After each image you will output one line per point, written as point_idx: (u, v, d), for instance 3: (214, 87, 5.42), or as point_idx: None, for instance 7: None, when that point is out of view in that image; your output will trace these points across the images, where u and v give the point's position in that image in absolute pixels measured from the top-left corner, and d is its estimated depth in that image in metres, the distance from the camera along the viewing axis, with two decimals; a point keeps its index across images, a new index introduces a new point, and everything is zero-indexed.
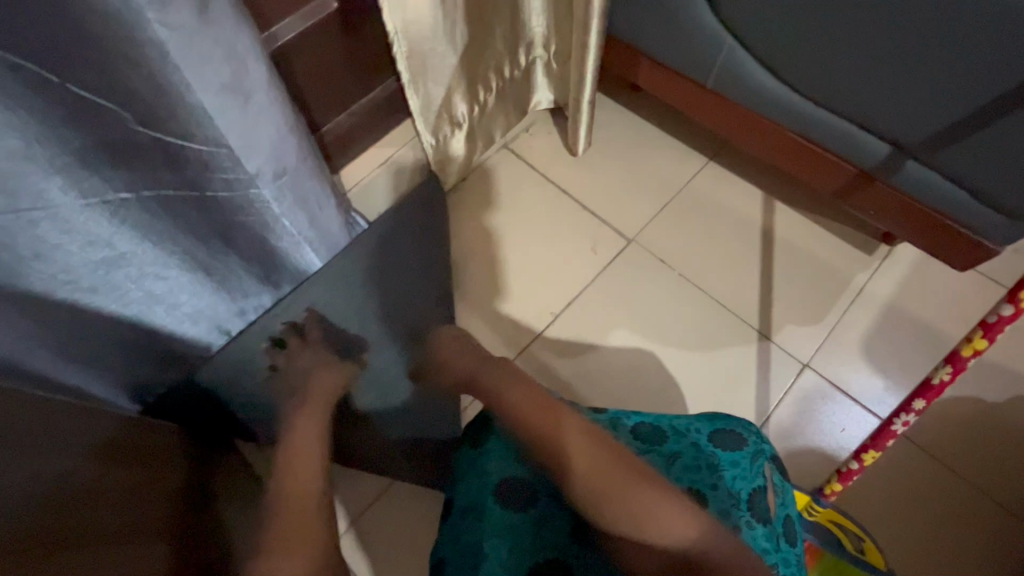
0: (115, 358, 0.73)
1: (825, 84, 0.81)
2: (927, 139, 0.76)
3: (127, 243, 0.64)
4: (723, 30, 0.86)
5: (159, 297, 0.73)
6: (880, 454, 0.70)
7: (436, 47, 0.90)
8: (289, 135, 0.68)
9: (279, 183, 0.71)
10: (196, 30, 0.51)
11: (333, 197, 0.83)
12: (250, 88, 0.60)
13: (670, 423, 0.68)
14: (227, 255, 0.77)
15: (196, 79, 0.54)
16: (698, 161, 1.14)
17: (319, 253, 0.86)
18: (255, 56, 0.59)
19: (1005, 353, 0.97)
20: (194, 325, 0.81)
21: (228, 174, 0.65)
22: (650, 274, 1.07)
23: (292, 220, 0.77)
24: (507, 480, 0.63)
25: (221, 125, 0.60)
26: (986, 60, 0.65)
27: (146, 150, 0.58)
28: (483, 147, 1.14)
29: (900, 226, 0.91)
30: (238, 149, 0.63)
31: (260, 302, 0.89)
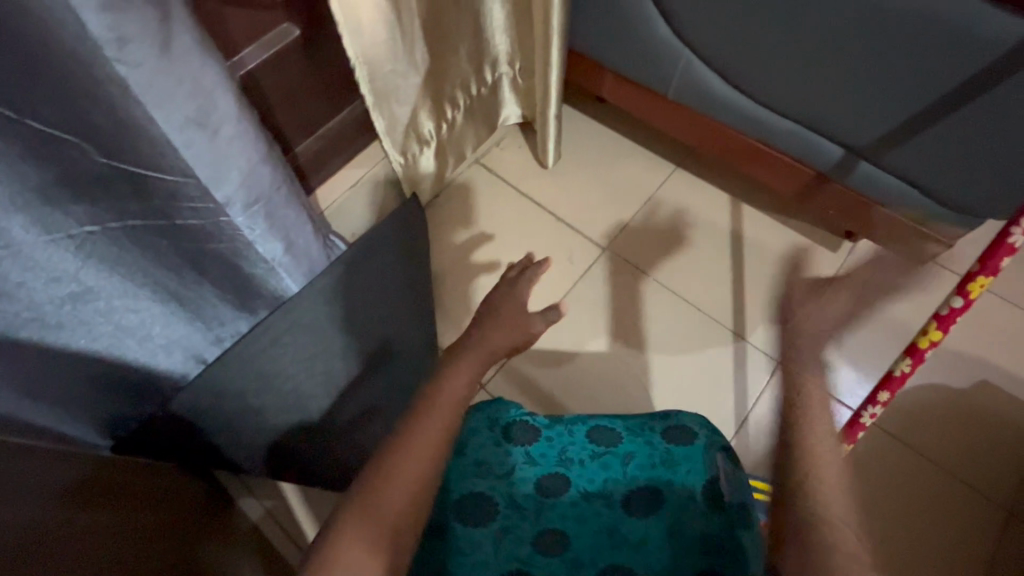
0: (83, 396, 0.71)
1: (781, 95, 0.85)
2: (877, 142, 0.81)
3: (94, 276, 0.63)
4: (682, 46, 0.90)
5: (130, 330, 0.72)
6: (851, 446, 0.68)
7: (398, 68, 0.88)
8: (262, 165, 0.68)
9: (250, 213, 0.70)
10: (157, 66, 0.52)
11: (310, 222, 0.83)
12: (219, 121, 0.59)
13: (624, 423, 0.66)
14: (199, 285, 0.76)
15: (161, 114, 0.55)
16: (667, 168, 1.18)
17: (296, 280, 0.85)
18: (224, 89, 0.58)
19: (961, 339, 1.03)
20: (168, 356, 0.80)
21: (195, 203, 0.64)
22: (627, 282, 1.08)
23: (265, 248, 0.76)
24: (466, 495, 0.61)
25: (187, 156, 0.59)
26: (922, 70, 0.70)
27: (111, 182, 0.57)
28: (453, 163, 1.14)
29: (859, 226, 0.96)
30: (206, 180, 0.63)
31: (237, 329, 0.87)
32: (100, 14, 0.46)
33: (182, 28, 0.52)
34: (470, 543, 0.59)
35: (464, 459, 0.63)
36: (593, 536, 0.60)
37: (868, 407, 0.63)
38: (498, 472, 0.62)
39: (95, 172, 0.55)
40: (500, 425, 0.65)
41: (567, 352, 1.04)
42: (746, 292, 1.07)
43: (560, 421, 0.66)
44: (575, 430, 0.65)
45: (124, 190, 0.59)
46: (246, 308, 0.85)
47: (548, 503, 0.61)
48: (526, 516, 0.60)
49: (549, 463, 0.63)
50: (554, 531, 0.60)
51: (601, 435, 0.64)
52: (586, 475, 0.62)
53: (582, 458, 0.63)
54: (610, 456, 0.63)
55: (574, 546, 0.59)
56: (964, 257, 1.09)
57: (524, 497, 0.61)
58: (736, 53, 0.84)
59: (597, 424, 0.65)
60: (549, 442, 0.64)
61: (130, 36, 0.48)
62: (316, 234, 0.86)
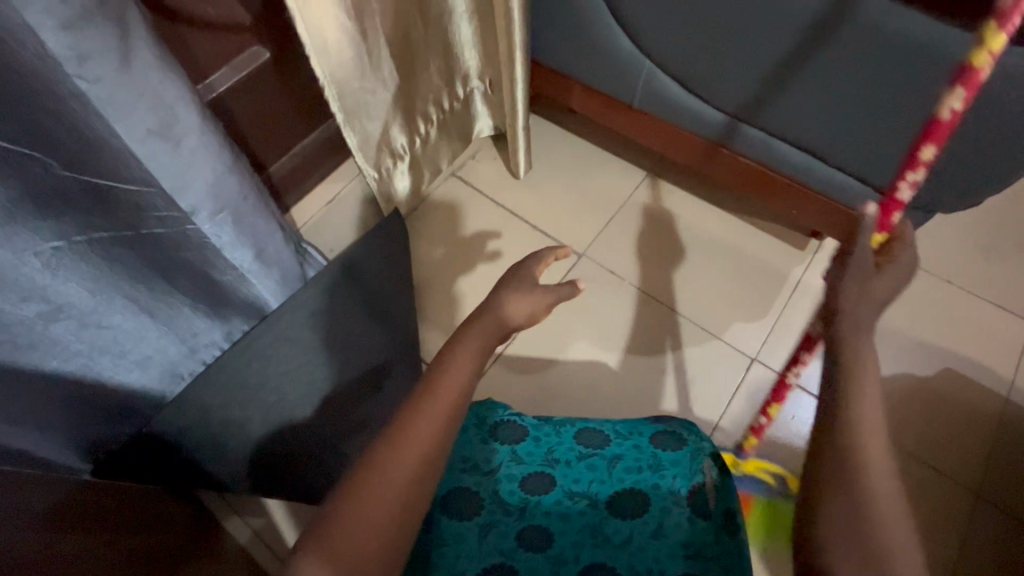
0: (65, 417, 0.73)
1: (737, 100, 0.88)
2: (829, 142, 0.85)
3: (67, 291, 0.64)
4: (643, 56, 0.93)
5: (103, 347, 0.74)
6: (781, 406, 0.77)
7: (366, 85, 0.90)
8: (227, 175, 0.70)
9: (218, 221, 0.73)
10: (117, 82, 0.54)
11: (279, 230, 0.85)
12: (181, 133, 0.62)
13: (614, 427, 0.68)
14: (173, 298, 0.79)
15: (122, 126, 0.57)
16: (638, 175, 1.21)
17: (266, 285, 0.89)
18: (186, 103, 0.61)
19: (927, 329, 1.07)
20: (143, 372, 0.83)
21: (161, 213, 0.67)
22: (603, 286, 1.11)
23: (235, 255, 0.79)
24: (454, 489, 0.62)
25: (150, 166, 0.62)
26: (869, 74, 0.73)
27: (77, 196, 0.58)
28: (429, 176, 1.16)
29: (821, 224, 0.99)
30: (170, 190, 0.66)
31: (211, 339, 0.90)
32: (59, 33, 0.48)
33: (140, 43, 0.54)
34: (454, 534, 0.60)
35: (452, 456, 0.65)
36: (576, 532, 0.61)
37: (794, 367, 0.69)
38: (485, 470, 0.64)
39: (60, 187, 0.56)
40: (488, 426, 0.68)
41: (546, 358, 1.06)
42: (720, 292, 1.10)
43: (549, 421, 0.69)
44: (567, 432, 0.68)
45: (88, 203, 0.60)
46: (217, 315, 0.88)
47: (533, 500, 0.62)
48: (510, 513, 0.61)
49: (535, 462, 0.65)
50: (539, 527, 0.61)
51: (591, 437, 0.67)
52: (571, 474, 0.64)
53: (569, 458, 0.65)
54: (596, 458, 0.65)
55: (556, 541, 0.60)
56: (924, 249, 1.13)
57: (509, 494, 0.62)
58: (693, 62, 0.87)
59: (588, 427, 0.68)
60: (536, 442, 0.67)
61: (88, 53, 0.50)
62: (286, 242, 0.89)
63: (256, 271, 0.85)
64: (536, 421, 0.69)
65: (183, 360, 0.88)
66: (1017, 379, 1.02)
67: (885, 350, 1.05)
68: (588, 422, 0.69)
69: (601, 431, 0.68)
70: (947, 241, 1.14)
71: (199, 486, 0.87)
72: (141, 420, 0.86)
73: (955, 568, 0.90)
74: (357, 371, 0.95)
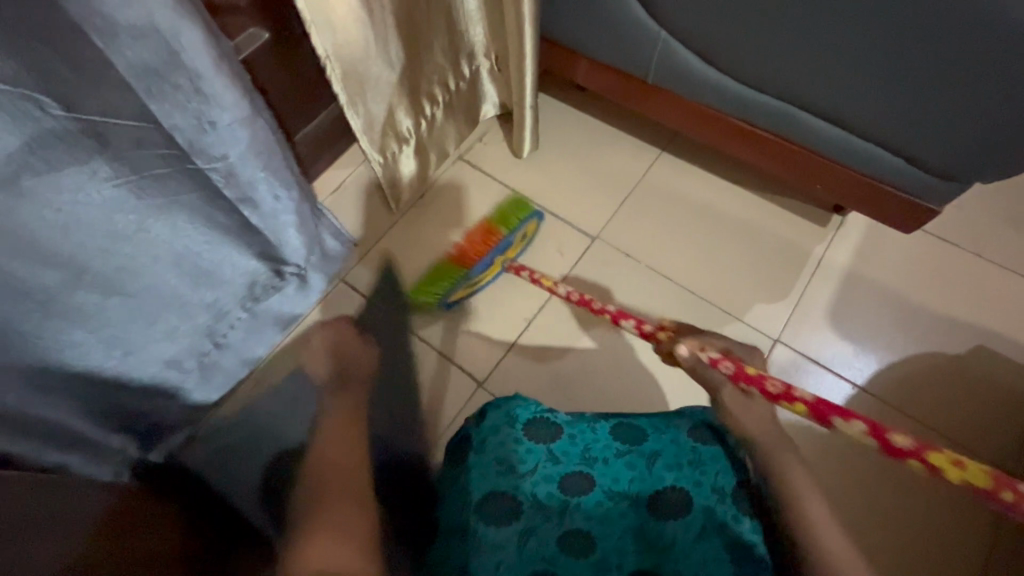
0: (82, 383, 0.73)
1: (752, 66, 0.84)
2: (855, 109, 0.80)
3: (85, 252, 0.63)
4: (655, 26, 0.88)
5: (116, 322, 0.72)
6: (550, 281, 0.91)
7: (372, 66, 0.86)
8: (236, 126, 0.65)
9: (225, 163, 0.68)
10: (116, 15, 0.50)
11: (293, 189, 0.80)
12: (185, 75, 0.58)
13: (648, 422, 0.72)
14: (200, 251, 0.77)
15: (117, 55, 0.53)
16: (651, 152, 1.17)
17: (278, 240, 0.85)
18: (196, 48, 0.57)
19: (958, 306, 1.03)
20: (172, 342, 0.82)
21: (161, 150, 0.63)
22: (616, 272, 1.08)
23: (241, 203, 0.75)
24: (498, 493, 0.66)
25: (149, 101, 0.58)
26: (897, 36, 0.69)
27: (77, 139, 0.56)
28: (435, 160, 1.12)
29: (843, 197, 0.96)
30: (168, 126, 0.61)
31: (230, 307, 0.88)
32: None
33: None
34: (496, 544, 0.63)
35: (490, 457, 0.69)
36: (617, 533, 0.65)
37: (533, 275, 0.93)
38: (524, 472, 0.68)
39: (62, 131, 0.54)
40: (520, 424, 0.71)
41: (562, 344, 1.03)
42: (736, 270, 1.07)
43: (582, 419, 0.73)
44: (601, 428, 0.72)
45: (91, 148, 0.57)
46: (240, 266, 0.85)
47: (573, 502, 0.67)
48: (550, 516, 0.65)
49: (573, 462, 0.69)
50: (578, 531, 0.65)
51: (627, 433, 0.71)
52: (610, 473, 0.68)
53: (605, 456, 0.69)
54: (634, 454, 0.69)
55: (599, 546, 0.64)
56: (953, 222, 1.09)
57: (548, 496, 0.66)
58: (713, 31, 0.83)
59: (622, 424, 0.72)
60: (572, 440, 0.71)
61: None
62: (301, 202, 0.84)
63: (277, 229, 0.83)
64: (569, 416, 0.73)
65: (207, 335, 0.87)
66: None
67: (913, 329, 1.02)
68: (623, 418, 0.73)
69: (637, 427, 0.72)
70: (979, 213, 1.10)
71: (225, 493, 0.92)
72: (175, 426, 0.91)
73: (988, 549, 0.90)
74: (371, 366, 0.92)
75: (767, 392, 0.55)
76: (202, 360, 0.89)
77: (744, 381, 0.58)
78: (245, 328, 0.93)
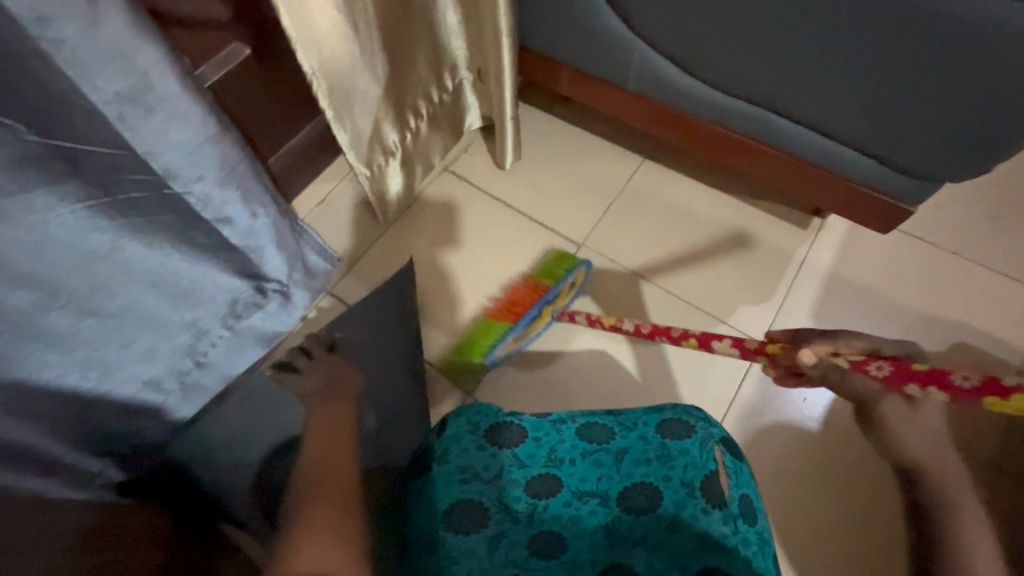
0: (59, 408, 0.71)
1: (728, 73, 0.86)
2: (828, 113, 0.82)
3: (58, 270, 0.63)
4: (634, 36, 0.90)
5: (90, 342, 0.71)
6: (614, 322, 0.87)
7: (357, 80, 0.88)
8: (208, 145, 0.66)
9: (199, 185, 0.69)
10: (84, 42, 0.50)
11: (272, 204, 0.80)
12: (155, 99, 0.58)
13: (615, 418, 0.73)
14: (179, 266, 0.77)
15: (88, 83, 0.53)
16: (635, 160, 1.19)
17: (258, 255, 0.85)
18: (163, 70, 0.57)
19: (939, 304, 1.05)
20: (150, 363, 0.82)
21: (138, 176, 0.64)
22: (602, 277, 1.09)
23: (220, 222, 0.75)
24: (460, 500, 0.67)
25: (122, 131, 0.59)
26: (867, 42, 0.71)
27: (50, 163, 0.56)
28: (422, 172, 1.13)
29: (822, 200, 0.98)
30: (142, 152, 0.62)
31: (210, 325, 0.88)
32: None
33: (112, 10, 0.51)
34: (463, 553, 0.64)
35: (452, 468, 0.70)
36: (585, 534, 0.66)
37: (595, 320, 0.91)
38: (489, 478, 0.70)
39: (34, 154, 0.54)
40: (484, 430, 0.73)
41: (548, 352, 1.03)
42: (721, 273, 1.08)
43: (547, 419, 0.74)
44: (568, 427, 0.73)
45: (63, 170, 0.58)
46: (219, 284, 0.85)
47: (540, 505, 0.68)
48: (518, 520, 0.66)
49: (537, 465, 0.70)
50: (548, 533, 0.66)
51: (591, 431, 0.72)
52: (576, 473, 0.69)
53: (571, 456, 0.71)
54: (600, 454, 0.70)
55: (569, 546, 0.65)
56: (929, 222, 1.12)
57: (515, 500, 0.68)
58: (690, 37, 0.84)
59: (589, 421, 0.73)
60: (536, 443, 0.72)
61: (52, 14, 0.47)
62: (280, 217, 0.84)
63: (256, 246, 0.83)
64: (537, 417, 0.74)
65: (188, 354, 0.87)
66: None
67: (896, 327, 1.04)
68: (590, 416, 0.74)
69: (605, 425, 0.73)
70: (953, 212, 1.12)
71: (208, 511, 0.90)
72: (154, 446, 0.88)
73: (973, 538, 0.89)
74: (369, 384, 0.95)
75: (951, 387, 0.39)
76: (182, 379, 0.89)
77: (911, 380, 0.42)
78: (227, 346, 0.92)
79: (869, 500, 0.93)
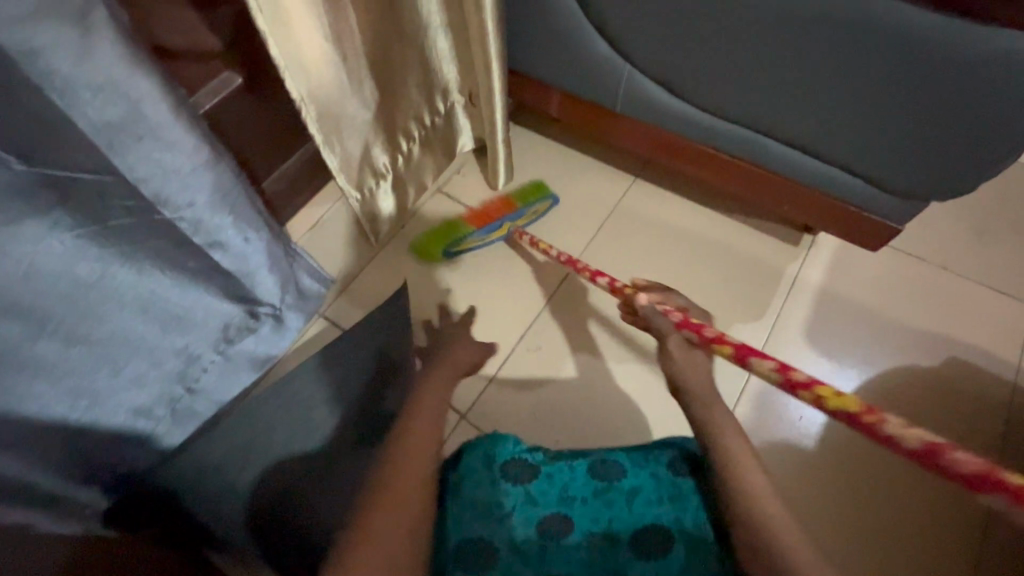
0: (42, 438, 0.70)
1: (714, 94, 0.87)
2: (814, 134, 0.84)
3: (46, 299, 0.63)
4: (621, 60, 0.92)
5: (79, 371, 0.70)
6: (547, 244, 1.03)
7: (347, 104, 0.89)
8: (200, 173, 0.66)
9: (190, 211, 0.69)
10: (75, 73, 0.51)
11: (264, 228, 0.81)
12: (146, 127, 0.59)
13: (630, 457, 0.74)
14: (172, 292, 0.77)
15: (79, 111, 0.54)
16: (626, 179, 1.20)
17: (252, 279, 0.85)
18: (156, 100, 0.58)
19: (930, 320, 1.05)
20: (139, 389, 0.81)
21: (127, 202, 0.64)
22: (596, 298, 1.08)
23: (213, 247, 0.75)
24: (470, 541, 0.66)
25: (110, 156, 0.59)
26: (848, 65, 0.72)
27: (39, 193, 0.56)
28: (414, 194, 1.14)
29: (812, 218, 0.98)
30: (133, 178, 0.62)
31: (201, 350, 0.87)
32: (11, 32, 0.46)
33: (105, 43, 0.51)
34: None
35: (466, 502, 0.70)
36: None
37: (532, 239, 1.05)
38: (500, 517, 0.69)
39: (23, 184, 0.54)
40: (498, 465, 0.73)
41: (542, 373, 1.03)
42: (713, 291, 1.08)
43: (558, 458, 0.75)
44: (581, 465, 0.74)
45: (52, 201, 0.57)
46: (212, 308, 0.85)
47: (550, 546, 0.67)
48: (526, 562, 0.66)
49: (549, 504, 0.70)
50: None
51: (606, 469, 0.73)
52: (588, 512, 0.69)
53: (583, 495, 0.71)
54: (612, 492, 0.71)
55: None
56: (918, 238, 1.12)
57: (524, 540, 0.67)
58: (676, 60, 0.86)
59: (602, 458, 0.74)
60: (549, 480, 0.72)
61: (43, 47, 0.48)
62: (273, 240, 0.84)
63: (249, 271, 0.83)
64: (553, 456, 0.75)
65: (179, 380, 0.87)
66: None
67: (889, 343, 1.04)
68: (602, 453, 0.75)
69: (618, 463, 0.73)
70: (942, 228, 1.13)
71: (203, 546, 0.86)
72: (140, 469, 0.87)
73: (978, 553, 0.90)
74: (366, 413, 0.94)
75: (703, 336, 0.57)
76: (172, 406, 0.88)
77: (687, 328, 0.60)
78: (218, 371, 0.92)
79: (874, 517, 0.92)
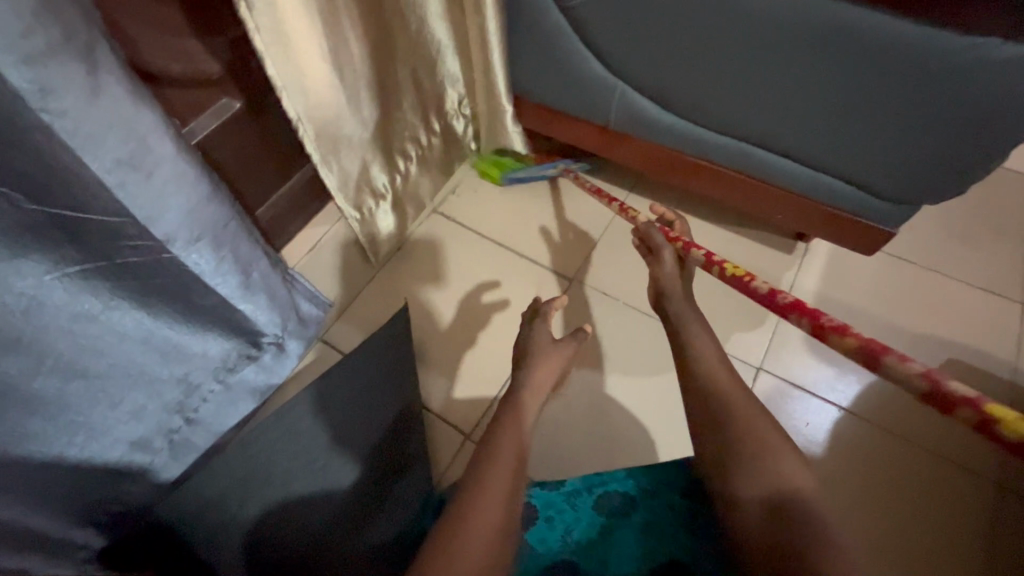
0: (41, 480, 0.68)
1: (706, 109, 0.89)
2: (805, 143, 0.86)
3: (48, 337, 0.62)
4: (614, 77, 0.94)
5: (80, 408, 0.69)
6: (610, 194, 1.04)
7: (343, 127, 0.89)
8: (206, 205, 0.66)
9: (196, 249, 0.68)
10: (85, 110, 0.51)
11: (264, 255, 0.80)
12: (154, 162, 0.58)
13: (635, 485, 0.76)
14: (173, 326, 0.76)
15: (92, 150, 0.53)
16: (620, 194, 1.21)
17: (256, 309, 0.84)
18: (161, 133, 0.57)
19: (925, 322, 1.07)
20: (138, 422, 0.79)
21: (136, 242, 0.63)
22: (596, 313, 1.09)
23: (219, 281, 0.74)
24: None
25: (122, 198, 0.58)
26: (834, 77, 0.75)
27: (47, 230, 0.56)
28: (413, 214, 1.14)
29: (806, 225, 1.00)
30: (144, 218, 0.61)
31: (201, 380, 0.86)
32: (22, 68, 0.46)
33: (111, 77, 0.52)
34: None
35: None
36: None
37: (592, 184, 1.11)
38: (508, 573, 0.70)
39: (30, 222, 0.54)
40: None
41: None
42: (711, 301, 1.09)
43: (558, 495, 0.77)
44: (584, 500, 0.76)
45: (59, 237, 0.57)
46: (212, 339, 0.83)
47: None
48: None
49: (557, 549, 0.72)
50: None
51: (611, 505, 0.75)
52: (597, 555, 0.71)
53: (591, 535, 0.73)
54: (621, 528, 0.73)
55: None
56: (907, 243, 1.15)
57: None
58: (668, 76, 0.88)
59: (605, 494, 0.76)
60: (549, 525, 0.74)
61: (54, 86, 0.48)
62: (272, 266, 0.84)
63: (251, 301, 0.82)
64: (550, 490, 0.78)
65: (178, 410, 0.85)
66: (1020, 362, 1.02)
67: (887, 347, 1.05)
68: (604, 487, 0.77)
69: (624, 496, 0.75)
70: (930, 233, 1.16)
71: None
72: (141, 506, 0.84)
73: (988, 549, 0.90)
74: (369, 440, 0.92)
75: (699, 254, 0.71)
76: (172, 438, 0.86)
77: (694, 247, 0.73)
78: (218, 401, 0.90)
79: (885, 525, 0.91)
